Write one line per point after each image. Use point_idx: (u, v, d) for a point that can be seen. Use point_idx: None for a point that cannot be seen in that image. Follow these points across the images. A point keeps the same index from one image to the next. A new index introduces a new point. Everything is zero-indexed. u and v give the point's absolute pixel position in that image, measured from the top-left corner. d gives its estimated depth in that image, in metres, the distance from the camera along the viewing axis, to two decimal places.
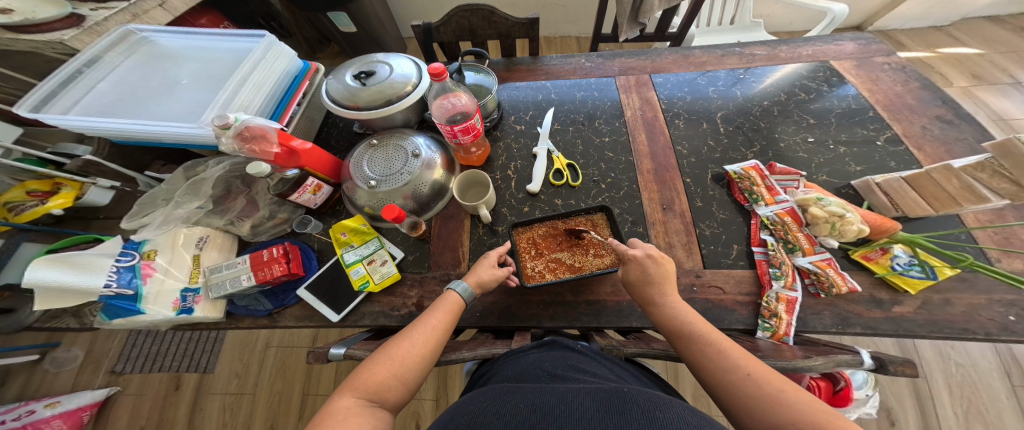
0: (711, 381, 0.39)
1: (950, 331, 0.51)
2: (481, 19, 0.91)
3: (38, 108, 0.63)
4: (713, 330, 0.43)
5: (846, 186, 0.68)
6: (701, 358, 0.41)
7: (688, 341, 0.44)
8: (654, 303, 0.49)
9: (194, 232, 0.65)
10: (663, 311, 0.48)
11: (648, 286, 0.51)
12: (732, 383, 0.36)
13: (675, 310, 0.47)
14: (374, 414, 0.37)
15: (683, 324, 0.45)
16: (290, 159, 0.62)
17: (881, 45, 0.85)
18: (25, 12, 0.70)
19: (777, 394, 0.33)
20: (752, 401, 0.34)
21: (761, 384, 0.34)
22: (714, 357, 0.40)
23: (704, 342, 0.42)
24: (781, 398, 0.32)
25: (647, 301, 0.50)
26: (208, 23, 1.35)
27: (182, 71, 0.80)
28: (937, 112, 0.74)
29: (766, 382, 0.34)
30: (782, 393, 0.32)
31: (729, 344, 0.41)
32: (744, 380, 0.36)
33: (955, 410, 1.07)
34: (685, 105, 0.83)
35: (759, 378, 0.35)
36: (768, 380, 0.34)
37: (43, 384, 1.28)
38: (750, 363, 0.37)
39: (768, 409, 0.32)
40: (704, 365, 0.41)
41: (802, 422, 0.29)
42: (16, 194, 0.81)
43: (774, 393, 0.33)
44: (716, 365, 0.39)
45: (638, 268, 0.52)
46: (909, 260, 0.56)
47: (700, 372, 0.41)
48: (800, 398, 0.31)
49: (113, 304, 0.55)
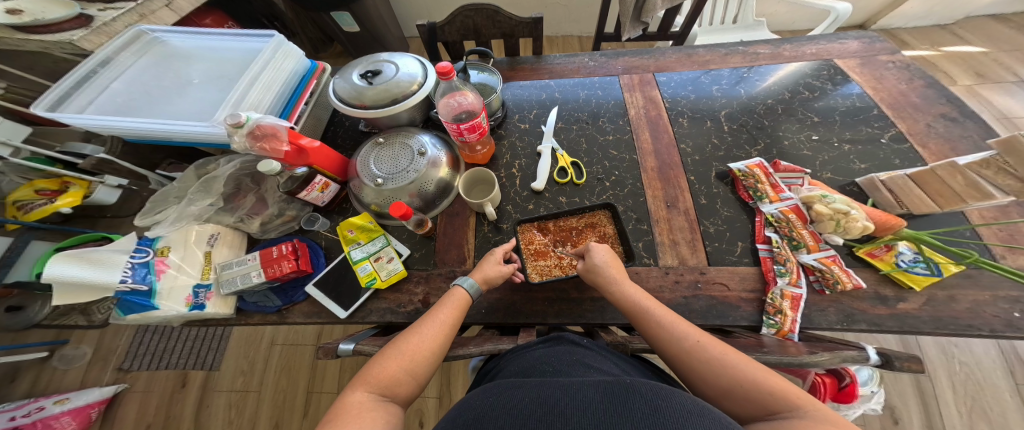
0: (664, 350, 0.43)
1: (955, 328, 0.52)
2: (485, 18, 0.91)
3: (54, 107, 0.64)
4: (662, 306, 0.47)
5: (851, 183, 0.68)
6: (655, 331, 0.45)
7: (642, 317, 0.47)
8: (610, 284, 0.51)
9: (205, 229, 0.66)
10: (619, 291, 0.50)
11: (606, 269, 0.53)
12: (684, 351, 0.40)
13: (628, 290, 0.50)
14: (387, 408, 0.38)
15: (636, 302, 0.48)
16: (298, 157, 0.63)
17: (885, 43, 0.86)
18: (36, 12, 0.71)
19: (725, 358, 0.37)
20: (703, 367, 0.38)
21: (710, 350, 0.39)
22: (666, 330, 0.43)
23: (655, 318, 0.46)
24: (730, 361, 0.36)
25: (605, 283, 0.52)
26: (212, 23, 1.36)
27: (193, 71, 0.80)
28: (942, 110, 0.74)
29: (713, 347, 0.39)
30: (728, 357, 0.37)
31: (676, 317, 0.45)
32: (695, 347, 0.40)
33: (959, 408, 1.07)
34: (689, 104, 0.84)
35: (707, 344, 0.39)
36: (714, 344, 0.39)
37: (51, 381, 1.30)
38: (697, 332, 0.42)
39: (718, 372, 0.36)
40: (658, 336, 0.44)
41: (748, 381, 0.34)
42: (26, 193, 0.83)
43: (722, 358, 0.37)
44: (670, 336, 0.43)
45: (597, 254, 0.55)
46: (914, 257, 0.56)
47: (653, 341, 0.45)
48: (747, 362, 0.35)
49: (128, 300, 0.57)
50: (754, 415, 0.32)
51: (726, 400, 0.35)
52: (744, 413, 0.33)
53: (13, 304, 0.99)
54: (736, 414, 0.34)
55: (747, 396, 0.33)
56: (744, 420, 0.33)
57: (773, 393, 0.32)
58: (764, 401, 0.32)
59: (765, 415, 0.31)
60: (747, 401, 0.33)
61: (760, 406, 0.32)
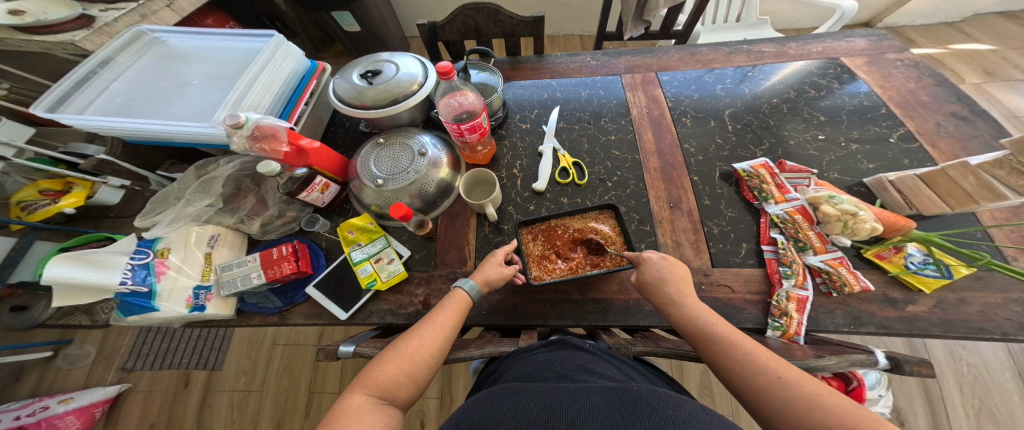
0: (738, 385, 0.38)
1: (966, 331, 0.51)
2: (486, 18, 0.91)
3: (53, 108, 0.64)
4: (739, 333, 0.41)
5: (858, 184, 0.67)
6: (723, 360, 0.40)
7: (711, 344, 0.42)
8: (671, 303, 0.48)
9: (206, 230, 0.65)
10: (681, 313, 0.47)
11: (664, 286, 0.50)
12: (760, 385, 0.35)
13: (694, 312, 0.46)
14: (386, 412, 0.37)
15: (705, 327, 0.44)
16: (298, 158, 0.62)
17: (893, 41, 0.84)
18: (38, 13, 0.71)
19: (811, 396, 0.31)
20: (782, 405, 0.32)
21: (795, 388, 0.32)
22: (738, 360, 0.38)
23: (728, 344, 0.40)
24: (817, 399, 0.30)
25: (665, 302, 0.49)
26: (214, 23, 1.36)
27: (192, 71, 0.80)
28: (951, 108, 0.72)
29: (799, 384, 0.32)
30: (817, 395, 0.30)
31: (756, 347, 0.39)
32: (774, 382, 0.34)
33: (967, 410, 1.06)
34: (693, 103, 0.83)
35: (790, 380, 0.33)
36: (802, 382, 0.33)
37: (55, 380, 1.30)
38: (780, 364, 0.35)
39: (802, 412, 0.30)
40: (729, 367, 0.39)
41: (840, 424, 0.27)
42: (29, 193, 0.83)
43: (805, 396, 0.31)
44: (743, 368, 0.37)
45: (653, 268, 0.52)
46: (924, 258, 0.56)
47: (726, 373, 0.40)
48: (838, 399, 0.29)
49: (128, 301, 0.56)
50: None
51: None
52: None
53: (17, 304, 1.00)
54: None
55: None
56: None
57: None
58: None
59: None
60: None
61: None
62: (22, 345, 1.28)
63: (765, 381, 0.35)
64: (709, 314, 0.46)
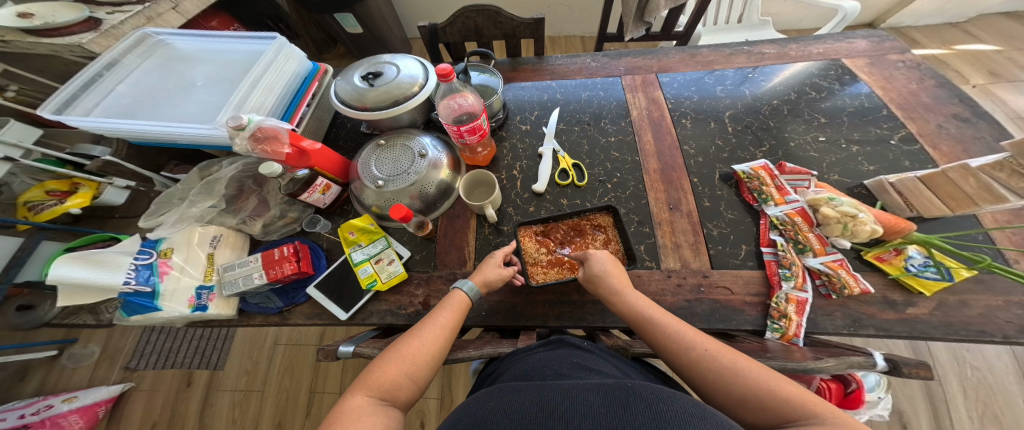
0: (672, 360, 0.41)
1: (966, 334, 0.50)
2: (487, 19, 0.91)
3: (60, 110, 0.65)
4: (666, 314, 0.45)
5: (858, 186, 0.67)
6: (660, 340, 0.43)
7: (647, 327, 0.45)
8: (615, 293, 0.49)
9: (208, 231, 0.66)
10: (622, 302, 0.48)
11: (608, 279, 0.51)
12: (692, 361, 0.38)
13: (632, 298, 0.48)
14: (386, 413, 0.37)
15: (639, 312, 0.47)
16: (300, 159, 0.63)
17: (895, 42, 0.84)
18: (46, 15, 0.72)
19: (735, 366, 0.35)
20: (713, 377, 0.36)
21: (719, 358, 0.36)
22: (671, 339, 0.41)
23: (659, 328, 0.44)
24: (742, 368, 0.34)
25: (608, 293, 0.50)
26: (218, 25, 1.38)
27: (197, 73, 0.81)
28: (954, 110, 0.72)
29: (721, 354, 0.37)
30: (740, 364, 0.35)
31: (681, 324, 0.43)
32: (701, 355, 0.38)
33: (970, 413, 1.05)
34: (693, 105, 0.83)
35: (714, 352, 0.37)
36: (722, 352, 0.37)
37: (60, 379, 1.32)
38: (702, 339, 0.40)
39: (729, 380, 0.34)
40: (664, 346, 0.42)
41: (762, 390, 0.32)
42: (37, 194, 0.85)
43: (731, 366, 0.35)
44: (676, 346, 0.41)
45: (599, 264, 0.53)
46: (924, 261, 0.55)
47: (661, 351, 0.43)
48: (759, 369, 0.33)
49: (132, 301, 0.57)
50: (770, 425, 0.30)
51: (741, 409, 0.33)
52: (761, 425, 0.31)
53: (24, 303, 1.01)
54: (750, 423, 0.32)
55: (762, 406, 0.31)
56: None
57: (787, 400, 0.30)
58: (783, 411, 0.29)
59: (782, 424, 0.29)
60: (763, 411, 0.31)
61: (775, 414, 0.30)
62: (27, 344, 1.29)
63: (695, 357, 0.38)
64: (641, 298, 0.49)
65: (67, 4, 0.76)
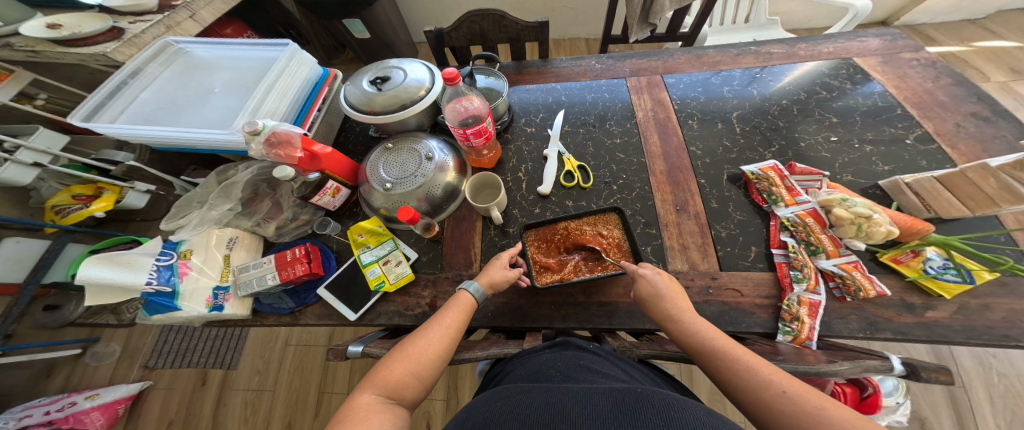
0: (744, 401, 0.36)
1: (990, 338, 0.48)
2: (492, 23, 0.92)
3: (88, 118, 0.68)
4: (738, 345, 0.40)
5: (873, 186, 0.65)
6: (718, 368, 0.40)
7: (714, 357, 0.41)
8: (671, 318, 0.48)
9: (225, 232, 0.68)
10: (679, 327, 0.47)
11: (660, 302, 0.50)
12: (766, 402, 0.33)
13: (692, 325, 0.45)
14: (394, 411, 0.38)
15: (704, 340, 0.43)
16: (312, 163, 0.65)
17: (908, 40, 0.82)
18: (73, 26, 0.75)
19: (822, 413, 0.29)
20: (792, 421, 0.30)
21: (800, 400, 0.31)
22: (741, 374, 0.37)
23: (727, 358, 0.39)
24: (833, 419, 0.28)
25: (665, 318, 0.48)
26: (232, 32, 1.42)
27: (214, 80, 0.84)
28: (972, 109, 0.70)
29: (805, 396, 0.31)
30: (829, 413, 0.28)
31: (754, 358, 0.38)
32: (780, 397, 0.32)
33: (999, 423, 1.00)
34: (699, 106, 0.82)
35: (796, 393, 0.31)
36: (804, 393, 0.31)
37: (84, 377, 1.36)
38: (780, 377, 0.34)
39: (813, 429, 0.28)
40: (732, 382, 0.37)
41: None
42: (64, 198, 0.89)
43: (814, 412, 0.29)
44: (747, 384, 0.35)
45: (649, 284, 0.52)
46: (944, 263, 0.54)
47: (732, 391, 0.38)
48: (850, 416, 0.27)
49: (153, 301, 0.59)
50: None
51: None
52: None
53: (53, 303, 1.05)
54: None
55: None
56: None
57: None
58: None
59: None
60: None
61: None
62: (55, 342, 1.31)
63: (770, 397, 0.33)
64: (706, 326, 0.45)
65: (90, 15, 0.79)
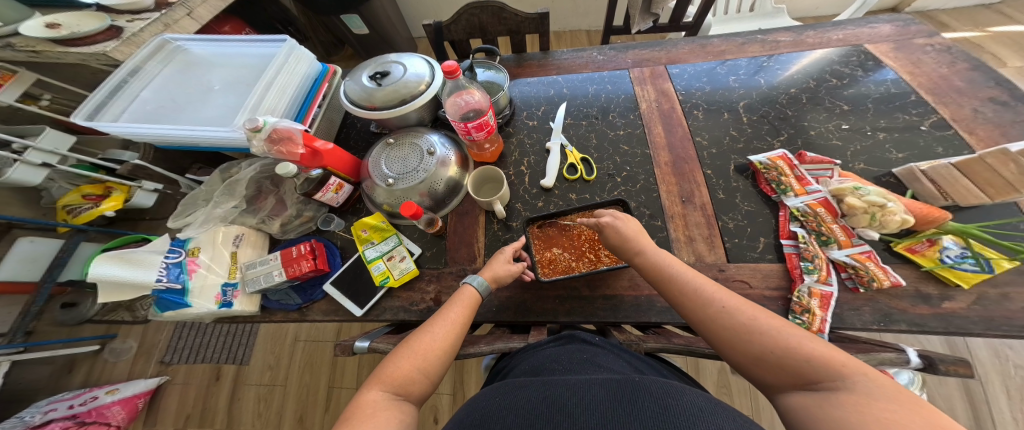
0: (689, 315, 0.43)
1: (1010, 329, 0.47)
2: (491, 15, 0.91)
3: (92, 116, 0.69)
4: (689, 271, 0.46)
5: (886, 175, 0.63)
6: (680, 297, 0.44)
7: (668, 281, 0.47)
8: (642, 251, 0.51)
9: (231, 230, 0.68)
10: (645, 258, 0.50)
11: (631, 241, 0.52)
12: (712, 316, 0.40)
13: (657, 257, 0.49)
14: (400, 407, 0.38)
15: (663, 267, 0.48)
16: (313, 159, 0.65)
17: (921, 26, 0.80)
18: (71, 26, 0.76)
19: (759, 325, 0.36)
20: (733, 331, 0.37)
21: (738, 315, 0.38)
22: (691, 294, 0.43)
23: (681, 285, 0.45)
24: (766, 328, 0.35)
25: (632, 252, 0.52)
26: (231, 30, 1.42)
27: (214, 77, 0.84)
28: (990, 93, 0.68)
29: (746, 311, 0.38)
30: (764, 324, 0.36)
31: (701, 278, 0.45)
32: (721, 313, 0.39)
33: (1016, 415, 0.98)
34: (704, 96, 0.80)
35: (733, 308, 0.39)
36: (742, 308, 0.39)
37: (104, 373, 1.38)
38: (726, 297, 0.41)
39: (750, 339, 0.36)
40: (681, 300, 0.44)
41: (782, 349, 0.33)
42: (75, 198, 0.89)
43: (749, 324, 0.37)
44: (694, 301, 0.43)
45: (613, 230, 0.54)
46: (961, 252, 0.51)
47: (677, 305, 0.45)
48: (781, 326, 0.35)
49: (164, 298, 0.60)
50: (781, 379, 0.33)
51: (758, 366, 0.35)
52: (772, 378, 0.34)
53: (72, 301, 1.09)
54: (758, 373, 0.35)
55: (783, 364, 0.32)
56: (769, 383, 0.34)
57: (811, 361, 0.30)
58: (801, 368, 0.31)
59: (797, 380, 0.31)
60: (778, 368, 0.33)
61: (788, 372, 0.32)
62: (76, 339, 1.31)
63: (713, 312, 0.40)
64: (667, 257, 0.50)
65: (88, 14, 0.80)
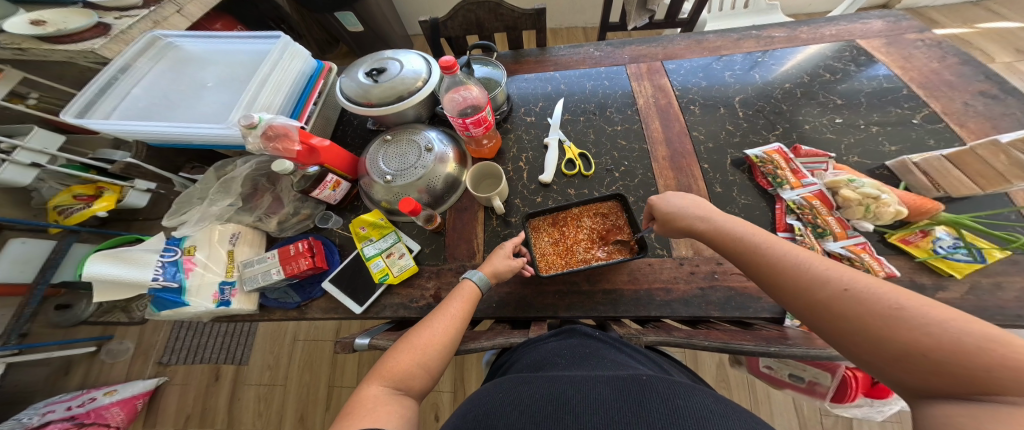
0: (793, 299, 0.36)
1: (1003, 318, 0.48)
2: (488, 12, 0.91)
3: (81, 115, 0.68)
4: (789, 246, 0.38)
5: (880, 167, 0.64)
6: (784, 278, 0.37)
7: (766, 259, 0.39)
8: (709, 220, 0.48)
9: (227, 228, 0.67)
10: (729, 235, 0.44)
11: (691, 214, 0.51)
12: (823, 302, 0.32)
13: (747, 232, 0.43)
14: (400, 402, 0.38)
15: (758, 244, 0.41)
16: (310, 157, 0.64)
17: (912, 21, 0.81)
18: (57, 23, 0.74)
19: (903, 313, 0.27)
20: (854, 321, 0.29)
21: (867, 299, 0.29)
22: (798, 272, 0.35)
23: (784, 264, 0.37)
24: (913, 318, 0.26)
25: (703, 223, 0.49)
26: (222, 27, 1.40)
27: (207, 74, 0.83)
28: (980, 87, 0.69)
29: (895, 295, 0.28)
30: (904, 312, 0.27)
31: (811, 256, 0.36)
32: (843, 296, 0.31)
33: None
34: (701, 91, 0.81)
35: (859, 291, 0.30)
36: (876, 292, 0.29)
37: (101, 374, 1.37)
38: (847, 276, 0.32)
39: (887, 332, 0.27)
40: (782, 281, 0.37)
41: (945, 349, 0.24)
42: (65, 198, 0.88)
43: (892, 313, 0.27)
44: (801, 282, 0.35)
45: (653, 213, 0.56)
46: (954, 242, 0.53)
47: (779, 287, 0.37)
48: (948, 314, 0.25)
49: (161, 297, 0.59)
50: (938, 388, 0.24)
51: (895, 366, 0.27)
52: (920, 383, 0.25)
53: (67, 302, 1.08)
54: (905, 379, 0.27)
55: (938, 370, 0.24)
56: (919, 391, 0.25)
57: (993, 367, 0.21)
58: (977, 375, 0.22)
59: (966, 390, 0.22)
60: (935, 373, 0.24)
61: (953, 379, 0.23)
62: (71, 340, 1.29)
63: (828, 298, 0.32)
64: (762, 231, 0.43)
65: (74, 10, 0.78)
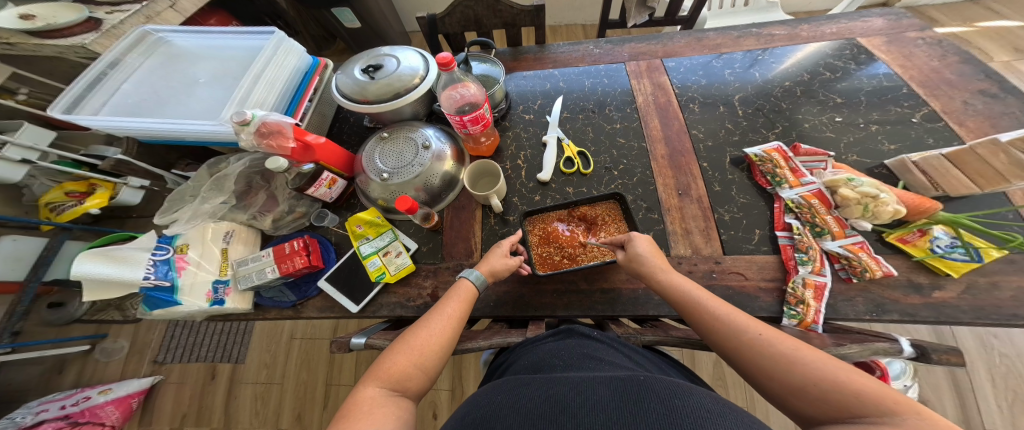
0: (721, 346, 0.40)
1: (999, 318, 0.48)
2: (486, 8, 0.90)
3: (69, 110, 0.67)
4: (714, 298, 0.44)
5: (879, 166, 0.64)
6: (709, 326, 0.42)
7: (695, 310, 0.44)
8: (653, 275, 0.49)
9: (221, 226, 0.66)
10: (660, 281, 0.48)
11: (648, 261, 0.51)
12: (745, 346, 0.37)
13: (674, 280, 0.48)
14: (397, 404, 0.37)
15: (685, 294, 0.46)
16: (305, 154, 0.63)
17: (913, 19, 0.80)
18: (48, 17, 0.73)
19: (797, 355, 0.33)
20: (766, 360, 0.35)
21: (777, 345, 0.35)
22: (716, 320, 0.41)
23: (708, 315, 0.42)
24: (803, 359, 0.32)
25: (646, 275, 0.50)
26: (217, 23, 1.39)
27: (199, 70, 0.82)
28: (980, 86, 0.69)
29: (790, 341, 0.34)
30: (798, 353, 0.33)
31: (729, 309, 0.42)
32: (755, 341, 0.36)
33: (999, 402, 1.01)
34: (700, 90, 0.80)
35: (770, 337, 0.36)
36: (777, 338, 0.35)
37: (95, 372, 1.36)
38: (755, 324, 0.38)
39: (787, 369, 0.32)
40: (708, 327, 0.42)
41: (826, 381, 0.29)
42: (56, 195, 0.85)
43: (790, 355, 0.33)
44: (723, 330, 0.40)
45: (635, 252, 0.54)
46: (951, 242, 0.52)
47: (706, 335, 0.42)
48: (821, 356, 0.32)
49: (152, 296, 0.58)
50: (828, 417, 0.28)
51: (798, 399, 0.31)
52: (816, 414, 0.30)
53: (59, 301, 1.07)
54: (806, 413, 0.31)
55: (823, 397, 0.29)
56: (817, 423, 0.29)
57: (859, 395, 0.26)
58: (850, 405, 0.27)
59: (842, 416, 0.27)
60: (823, 402, 0.29)
61: (835, 406, 0.28)
62: (65, 339, 1.28)
63: (746, 341, 0.37)
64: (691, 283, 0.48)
65: (65, 5, 0.77)
